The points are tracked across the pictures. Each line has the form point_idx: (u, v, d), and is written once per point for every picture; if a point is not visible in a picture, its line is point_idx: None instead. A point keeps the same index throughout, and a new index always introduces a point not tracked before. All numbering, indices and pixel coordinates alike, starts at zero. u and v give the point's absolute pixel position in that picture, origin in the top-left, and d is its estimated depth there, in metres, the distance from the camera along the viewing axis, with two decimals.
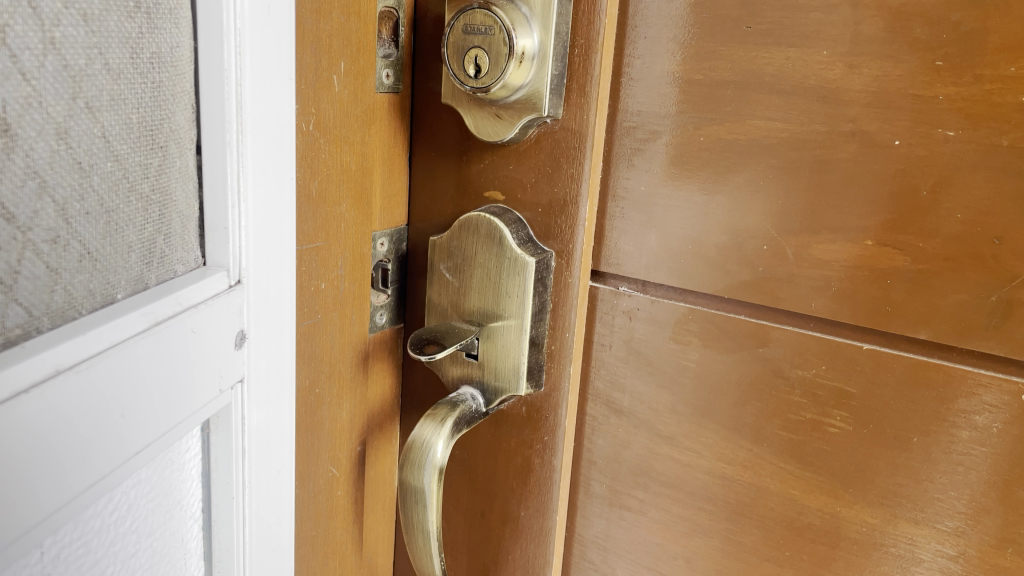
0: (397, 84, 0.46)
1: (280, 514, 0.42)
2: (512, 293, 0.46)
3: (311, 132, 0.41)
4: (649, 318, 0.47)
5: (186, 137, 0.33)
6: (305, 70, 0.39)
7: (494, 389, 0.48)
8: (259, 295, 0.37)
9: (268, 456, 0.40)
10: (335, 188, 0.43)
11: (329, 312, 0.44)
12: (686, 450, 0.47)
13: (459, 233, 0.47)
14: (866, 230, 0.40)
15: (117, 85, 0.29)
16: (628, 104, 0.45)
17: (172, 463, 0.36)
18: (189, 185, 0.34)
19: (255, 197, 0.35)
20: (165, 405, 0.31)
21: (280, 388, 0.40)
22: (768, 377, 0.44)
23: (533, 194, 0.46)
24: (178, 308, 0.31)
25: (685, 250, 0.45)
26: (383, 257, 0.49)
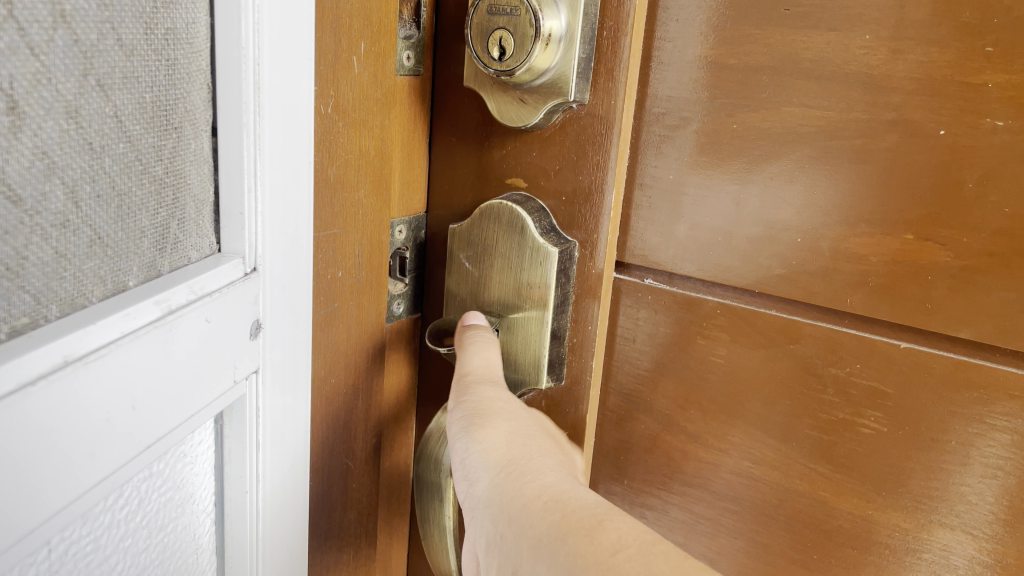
0: (419, 66, 0.45)
1: (294, 506, 0.41)
2: (533, 284, 0.46)
3: (330, 114, 0.39)
4: (676, 311, 0.45)
5: (202, 118, 0.32)
6: (326, 50, 0.38)
7: (514, 381, 0.48)
8: (274, 283, 0.36)
9: (283, 448, 0.39)
10: (353, 173, 0.41)
11: (347, 300, 0.43)
12: (712, 449, 0.46)
13: (479, 221, 0.47)
14: (906, 223, 0.38)
15: (130, 62, 0.27)
16: (657, 90, 0.43)
17: (184, 456, 0.35)
18: (204, 168, 0.33)
19: (272, 180, 0.34)
20: (177, 398, 0.29)
21: (295, 377, 0.39)
22: (800, 375, 0.42)
23: (557, 181, 0.46)
24: (192, 296, 0.30)
25: (714, 242, 0.43)
26: (401, 245, 0.49)
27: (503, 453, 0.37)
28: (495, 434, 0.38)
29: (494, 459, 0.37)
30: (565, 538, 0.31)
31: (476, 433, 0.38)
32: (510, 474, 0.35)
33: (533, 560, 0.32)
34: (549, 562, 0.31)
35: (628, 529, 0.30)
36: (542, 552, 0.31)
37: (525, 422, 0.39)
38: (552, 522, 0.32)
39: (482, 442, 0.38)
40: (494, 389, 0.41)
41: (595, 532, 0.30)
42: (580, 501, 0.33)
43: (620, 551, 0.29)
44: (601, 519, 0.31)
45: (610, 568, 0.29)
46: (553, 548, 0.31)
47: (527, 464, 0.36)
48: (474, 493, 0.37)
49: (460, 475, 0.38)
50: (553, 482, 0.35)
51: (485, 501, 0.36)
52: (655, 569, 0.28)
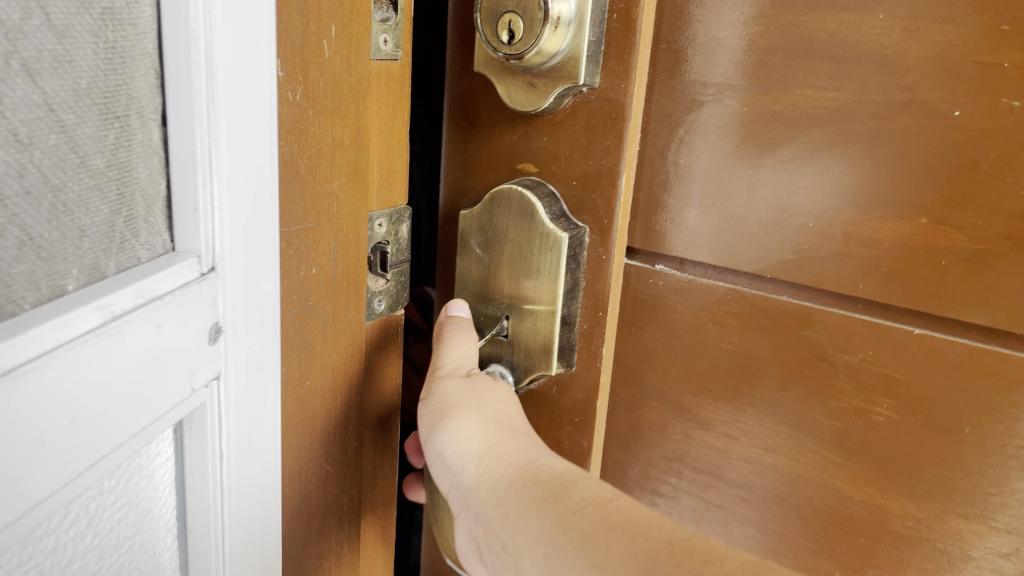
0: (397, 51, 0.42)
1: (267, 516, 0.39)
2: (544, 270, 0.46)
3: (300, 102, 0.37)
4: (687, 296, 0.45)
5: (149, 105, 0.30)
6: (293, 32, 0.35)
7: (524, 367, 0.49)
8: (238, 283, 0.34)
9: (250, 460, 0.37)
10: (325, 165, 0.39)
11: (322, 299, 0.41)
12: (722, 436, 0.46)
13: (490, 206, 0.48)
14: (920, 207, 0.37)
15: (61, 45, 0.25)
16: (703, 88, 0.42)
17: (141, 469, 0.33)
18: (154, 160, 0.31)
19: (230, 173, 0.32)
20: (132, 408, 0.28)
21: (264, 384, 0.37)
22: (812, 361, 0.42)
23: (567, 166, 0.46)
24: (140, 301, 0.28)
25: (724, 229, 0.43)
26: (382, 239, 0.45)
27: (480, 440, 0.42)
28: (465, 426, 0.43)
29: (472, 447, 0.42)
30: (540, 503, 0.38)
31: (449, 426, 0.43)
32: (488, 461, 0.41)
33: (512, 528, 0.39)
34: (527, 525, 0.38)
35: (590, 489, 0.37)
36: (523, 523, 0.38)
37: (492, 410, 0.43)
38: (530, 495, 0.38)
39: (457, 435, 0.42)
40: (462, 380, 0.44)
41: (563, 493, 0.38)
42: (550, 471, 0.39)
43: (581, 510, 0.36)
44: (567, 485, 0.38)
45: (574, 526, 0.36)
46: (533, 517, 0.38)
47: (501, 446, 0.42)
48: (455, 477, 0.42)
49: (440, 465, 0.43)
50: (528, 455, 0.41)
51: (467, 484, 0.42)
52: (610, 522, 0.35)
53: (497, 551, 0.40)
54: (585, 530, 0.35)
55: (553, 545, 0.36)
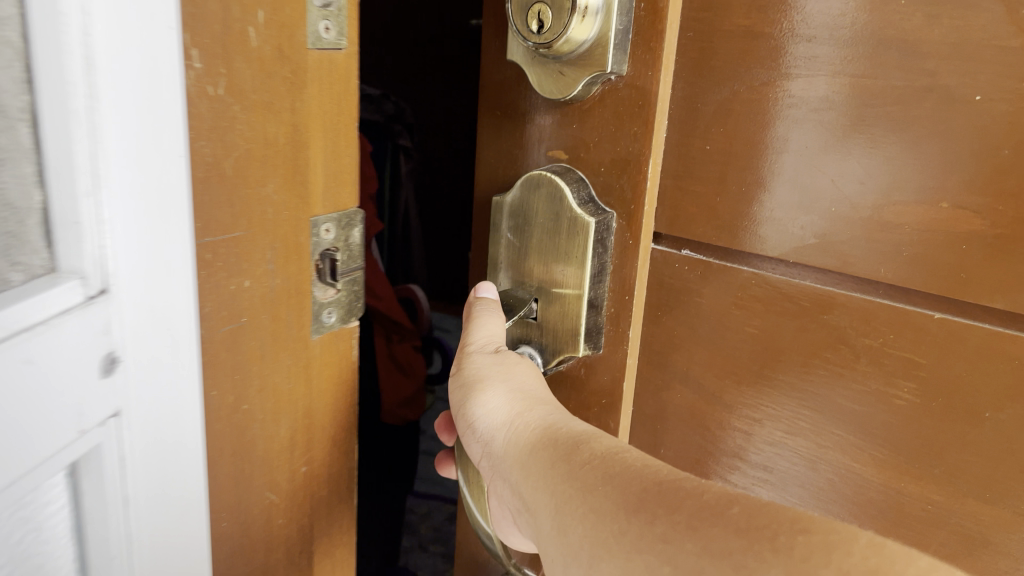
0: (340, 38, 0.42)
1: (184, 560, 0.39)
2: (572, 254, 0.48)
3: (222, 96, 0.36)
4: (712, 281, 0.46)
5: (15, 109, 0.29)
6: (210, 19, 0.34)
7: (553, 349, 0.50)
8: (135, 301, 0.33)
9: (159, 494, 0.36)
10: (257, 167, 0.38)
11: (258, 313, 0.41)
12: (746, 419, 0.47)
13: (521, 191, 0.49)
14: (941, 191, 0.37)
15: None
16: (813, 57, 0.40)
17: (31, 518, 0.32)
18: (26, 169, 0.30)
19: (118, 183, 0.31)
20: (3, 456, 0.27)
21: (175, 411, 0.36)
22: (833, 345, 0.42)
23: (596, 152, 0.47)
24: (10, 331, 0.27)
25: (799, 209, 0.42)
26: (330, 245, 0.45)
27: (507, 408, 0.44)
28: (494, 397, 0.45)
29: (501, 415, 0.44)
30: (555, 462, 0.39)
31: (481, 397, 0.45)
32: (514, 427, 0.43)
33: (532, 487, 0.40)
34: (544, 483, 0.39)
35: (603, 447, 0.38)
36: (541, 481, 0.39)
37: (520, 382, 0.45)
38: (548, 455, 0.40)
39: (487, 406, 0.44)
40: (490, 355, 0.47)
41: (576, 452, 0.39)
42: (569, 434, 0.40)
43: (589, 465, 0.37)
44: (582, 444, 0.39)
45: (583, 479, 0.37)
46: (549, 475, 0.39)
47: (526, 413, 0.43)
48: (487, 446, 0.44)
49: (474, 437, 0.45)
50: (551, 421, 0.42)
51: (497, 451, 0.43)
52: (613, 472, 0.36)
53: (523, 512, 0.41)
54: (591, 481, 0.36)
55: (566, 499, 0.37)
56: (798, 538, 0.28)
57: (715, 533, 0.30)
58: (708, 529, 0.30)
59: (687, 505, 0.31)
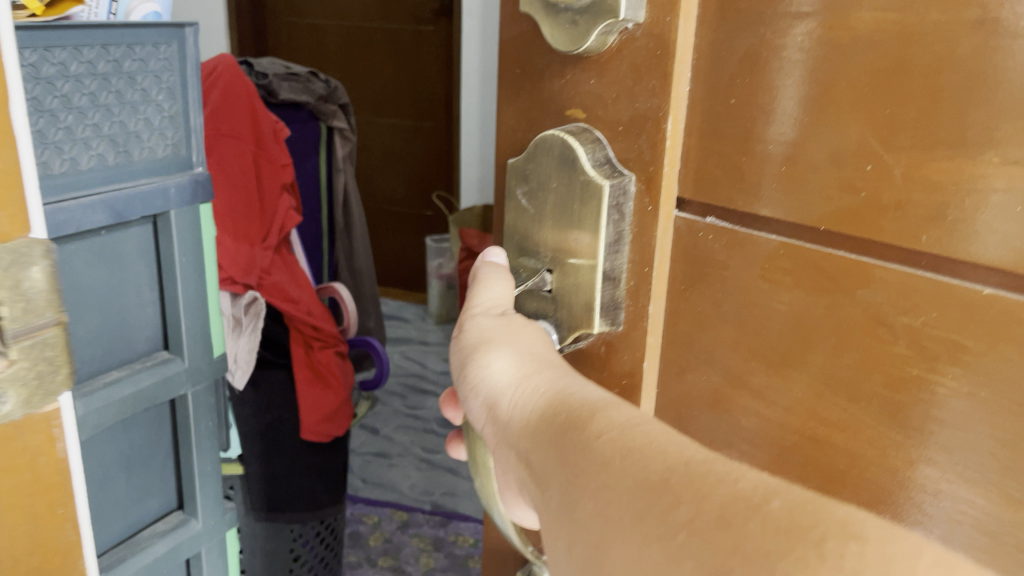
0: None
1: None
2: (585, 221, 0.44)
3: None
4: (738, 252, 0.42)
5: None
6: None
7: (568, 324, 0.47)
8: None
9: None
10: None
11: None
12: (774, 407, 0.42)
13: (534, 154, 0.46)
14: (993, 144, 0.32)
15: None
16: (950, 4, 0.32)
17: None
18: None
19: None
20: None
21: None
22: (869, 325, 0.37)
23: (614, 110, 0.44)
24: None
25: (832, 172, 0.37)
26: None
27: (516, 372, 0.39)
28: (502, 360, 0.40)
29: (509, 379, 0.39)
30: (563, 430, 0.33)
31: (488, 361, 0.40)
32: (522, 390, 0.37)
33: (539, 459, 0.34)
34: (551, 454, 0.33)
35: (620, 416, 0.32)
36: (547, 453, 0.33)
37: (528, 347, 0.41)
38: (556, 423, 0.34)
39: (494, 371, 0.40)
40: (493, 320, 0.43)
41: (588, 421, 0.32)
42: (581, 397, 0.34)
43: (604, 434, 0.31)
44: (596, 410, 0.33)
45: (593, 450, 0.30)
46: (557, 446, 0.33)
47: (535, 376, 0.38)
48: (493, 413, 0.39)
49: (479, 404, 0.40)
50: (562, 383, 0.36)
51: (502, 417, 0.38)
52: (629, 445, 0.29)
53: (532, 489, 0.34)
54: (602, 453, 0.30)
55: (573, 475, 0.31)
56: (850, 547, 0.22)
57: (749, 531, 0.24)
58: (741, 527, 0.24)
59: (716, 494, 0.25)
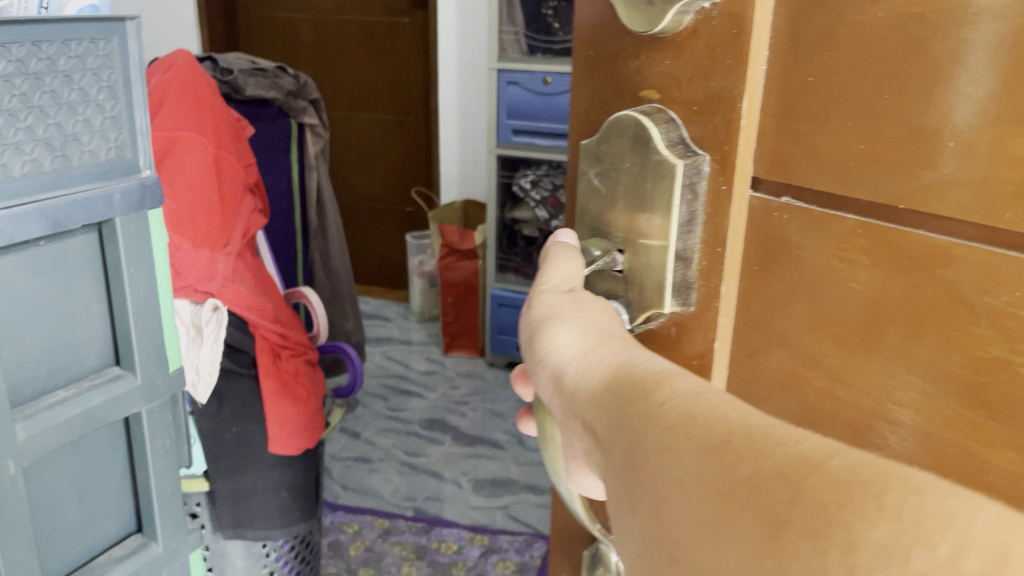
0: None
1: None
2: (658, 200, 0.45)
3: None
4: (813, 232, 0.41)
5: None
6: None
7: (639, 305, 0.48)
8: None
9: None
10: None
11: None
12: (848, 388, 0.41)
13: (607, 135, 0.47)
14: None
15: None
16: None
17: None
18: None
19: None
20: None
21: None
22: (949, 305, 0.36)
23: (688, 90, 0.44)
24: None
25: (913, 149, 0.36)
26: None
27: (582, 345, 0.39)
28: (569, 334, 0.40)
29: (575, 351, 0.39)
30: (627, 398, 0.34)
31: (555, 334, 0.41)
32: (587, 361, 0.38)
33: (603, 425, 0.34)
34: (615, 421, 0.34)
35: (685, 386, 0.32)
36: (612, 420, 0.34)
37: (594, 322, 0.41)
38: (621, 392, 0.34)
39: (560, 343, 0.40)
40: (561, 296, 0.44)
41: (653, 388, 0.33)
42: (645, 368, 0.35)
43: (668, 401, 0.31)
44: (661, 380, 0.33)
45: (656, 416, 0.31)
46: (620, 413, 0.33)
47: (601, 348, 0.38)
48: (558, 383, 0.39)
49: (545, 375, 0.41)
50: (626, 355, 0.37)
51: (567, 387, 0.38)
52: (693, 411, 0.30)
53: (593, 455, 0.36)
54: (665, 419, 0.31)
55: (636, 441, 0.31)
56: (910, 499, 0.23)
57: (808, 484, 0.25)
58: (801, 480, 0.25)
59: (778, 452, 0.26)
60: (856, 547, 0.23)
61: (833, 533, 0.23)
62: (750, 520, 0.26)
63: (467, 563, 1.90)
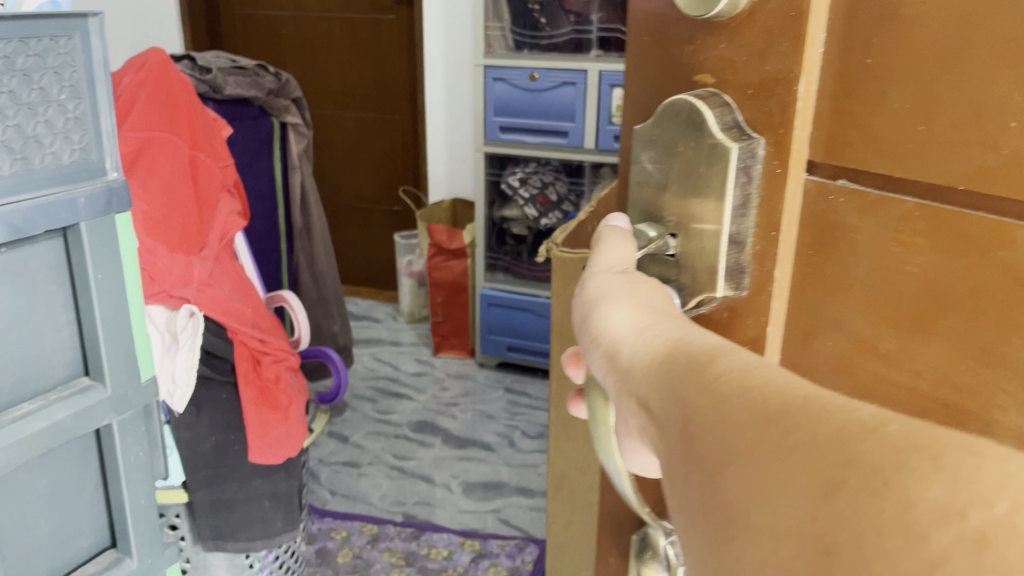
0: None
1: None
2: (712, 183, 0.45)
3: None
4: (869, 215, 0.41)
5: None
6: None
7: (691, 289, 0.48)
8: None
9: None
10: None
11: None
12: (903, 373, 0.41)
13: (661, 119, 0.48)
14: None
15: None
16: None
17: None
18: None
19: None
20: None
21: None
22: (1008, 288, 0.36)
23: (744, 73, 0.44)
24: None
25: (974, 129, 0.36)
26: None
27: (636, 323, 0.40)
28: (623, 312, 0.41)
29: (629, 329, 0.40)
30: (682, 373, 0.34)
31: (608, 313, 0.41)
32: (641, 339, 0.39)
33: (658, 400, 0.35)
34: (670, 395, 0.34)
35: (739, 362, 0.33)
36: (667, 394, 0.34)
37: (647, 301, 0.42)
38: (676, 367, 0.35)
39: (614, 322, 0.41)
40: (614, 277, 0.45)
41: (709, 364, 0.34)
42: (700, 343, 0.35)
43: (724, 375, 0.32)
44: (716, 355, 0.34)
45: (712, 389, 0.32)
46: (677, 387, 0.34)
47: (654, 326, 0.39)
48: (612, 360, 0.40)
49: (598, 353, 0.41)
50: (681, 332, 0.37)
51: (621, 364, 0.39)
52: (749, 383, 0.31)
53: (648, 431, 0.36)
54: (722, 393, 0.31)
55: (693, 416, 0.32)
56: (968, 460, 0.24)
57: (867, 447, 0.25)
58: (859, 443, 0.26)
59: (832, 419, 0.27)
60: (914, 505, 0.24)
61: (891, 491, 0.24)
62: (805, 481, 0.26)
63: (455, 569, 2.02)
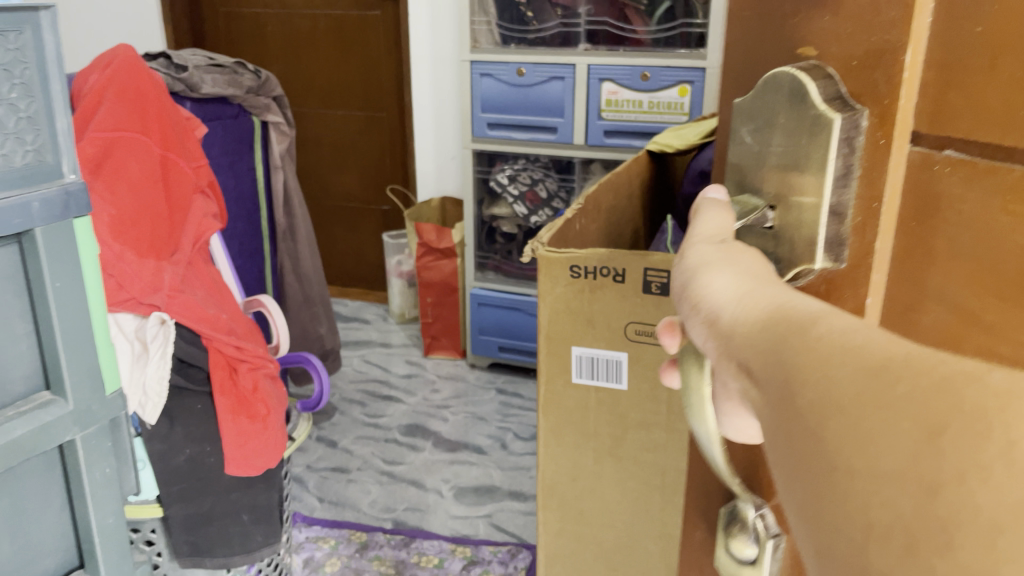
0: None
1: None
2: (813, 154, 0.46)
3: None
4: (976, 184, 0.41)
5: None
6: None
7: (788, 261, 0.49)
8: None
9: None
10: None
11: None
12: (1009, 344, 0.41)
13: (762, 93, 0.48)
14: None
15: None
16: None
17: None
18: None
19: None
20: None
21: None
22: None
23: (849, 45, 0.44)
24: None
25: None
26: None
27: (736, 290, 0.41)
28: (723, 280, 0.42)
29: (730, 296, 0.41)
30: (784, 338, 0.35)
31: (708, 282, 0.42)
32: (742, 305, 0.39)
33: (760, 363, 0.36)
34: (773, 358, 0.35)
35: (841, 326, 0.33)
36: (771, 357, 0.35)
37: (747, 269, 0.42)
38: (778, 331, 0.36)
39: (714, 290, 0.42)
40: (713, 247, 0.45)
41: (810, 328, 0.34)
42: (801, 307, 0.36)
43: (827, 336, 0.33)
44: (818, 318, 0.34)
45: (816, 351, 0.33)
46: (781, 349, 0.35)
47: (755, 292, 0.40)
48: (712, 326, 0.41)
49: (700, 319, 0.42)
50: (782, 297, 0.38)
51: (722, 330, 0.40)
52: (854, 341, 0.32)
53: (749, 393, 0.37)
54: (824, 354, 0.32)
55: (799, 377, 0.33)
56: None
57: (969, 395, 0.27)
58: (962, 390, 0.27)
59: (936, 369, 0.28)
60: (1017, 442, 0.26)
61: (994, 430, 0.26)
62: (911, 427, 0.28)
63: None
